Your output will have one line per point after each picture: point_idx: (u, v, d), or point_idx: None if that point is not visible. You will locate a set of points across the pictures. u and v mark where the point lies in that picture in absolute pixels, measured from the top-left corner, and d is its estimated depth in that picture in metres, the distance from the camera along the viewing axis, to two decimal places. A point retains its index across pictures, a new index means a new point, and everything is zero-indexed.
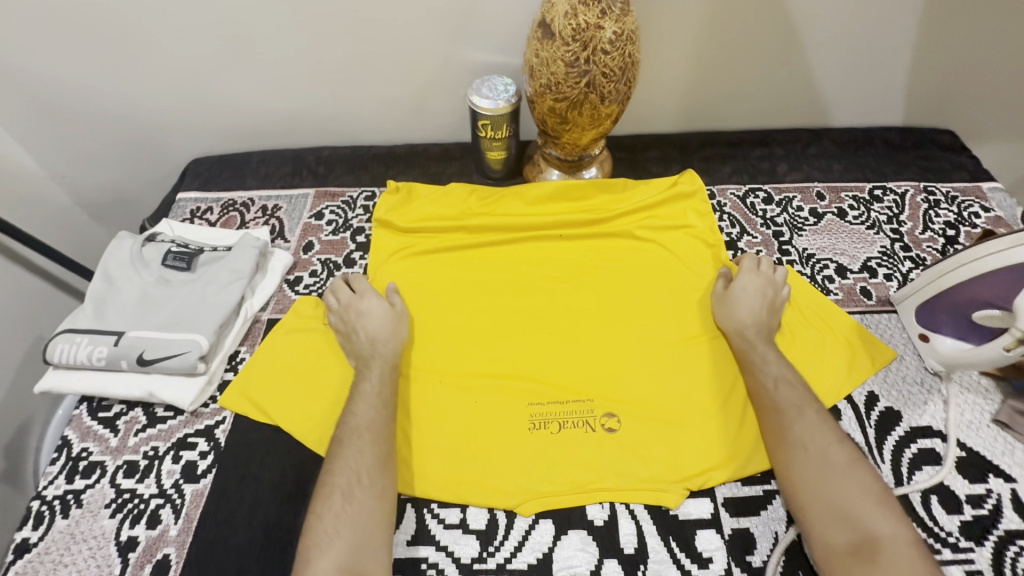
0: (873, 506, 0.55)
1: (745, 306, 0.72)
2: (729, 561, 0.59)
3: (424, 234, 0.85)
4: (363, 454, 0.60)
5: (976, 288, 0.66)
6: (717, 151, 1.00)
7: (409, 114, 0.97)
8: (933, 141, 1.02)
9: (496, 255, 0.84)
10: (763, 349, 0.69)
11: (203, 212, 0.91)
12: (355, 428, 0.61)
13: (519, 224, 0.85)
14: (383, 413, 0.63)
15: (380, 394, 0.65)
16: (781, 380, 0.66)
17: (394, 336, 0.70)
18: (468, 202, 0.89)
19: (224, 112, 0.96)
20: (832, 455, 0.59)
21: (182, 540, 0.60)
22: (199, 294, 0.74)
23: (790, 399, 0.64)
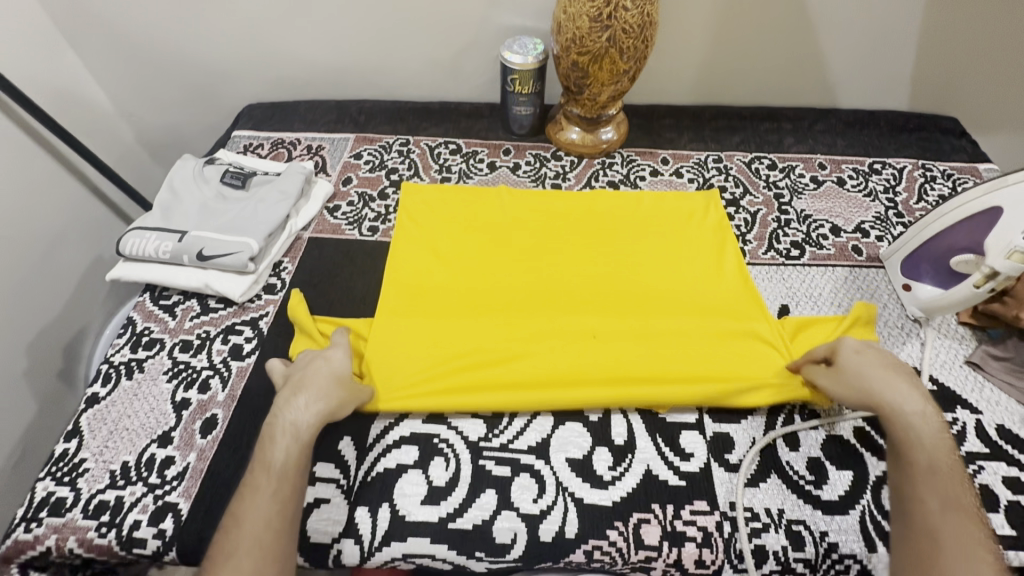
0: None
1: (886, 379, 0.61)
2: (709, 457, 0.65)
3: (450, 205, 0.91)
4: (240, 566, 0.51)
5: (955, 234, 0.71)
6: (728, 123, 1.07)
7: (445, 73, 1.06)
8: (936, 125, 1.08)
9: (523, 237, 0.87)
10: (935, 442, 0.57)
11: (255, 147, 1.01)
12: (238, 535, 0.53)
13: (556, 268, 0.83)
14: (274, 518, 0.54)
15: (275, 493, 0.55)
16: (941, 482, 0.55)
17: (323, 403, 0.61)
18: (495, 233, 0.87)
19: (279, 62, 1.07)
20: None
21: (228, 404, 0.68)
22: (251, 208, 0.83)
23: (956, 533, 0.52)
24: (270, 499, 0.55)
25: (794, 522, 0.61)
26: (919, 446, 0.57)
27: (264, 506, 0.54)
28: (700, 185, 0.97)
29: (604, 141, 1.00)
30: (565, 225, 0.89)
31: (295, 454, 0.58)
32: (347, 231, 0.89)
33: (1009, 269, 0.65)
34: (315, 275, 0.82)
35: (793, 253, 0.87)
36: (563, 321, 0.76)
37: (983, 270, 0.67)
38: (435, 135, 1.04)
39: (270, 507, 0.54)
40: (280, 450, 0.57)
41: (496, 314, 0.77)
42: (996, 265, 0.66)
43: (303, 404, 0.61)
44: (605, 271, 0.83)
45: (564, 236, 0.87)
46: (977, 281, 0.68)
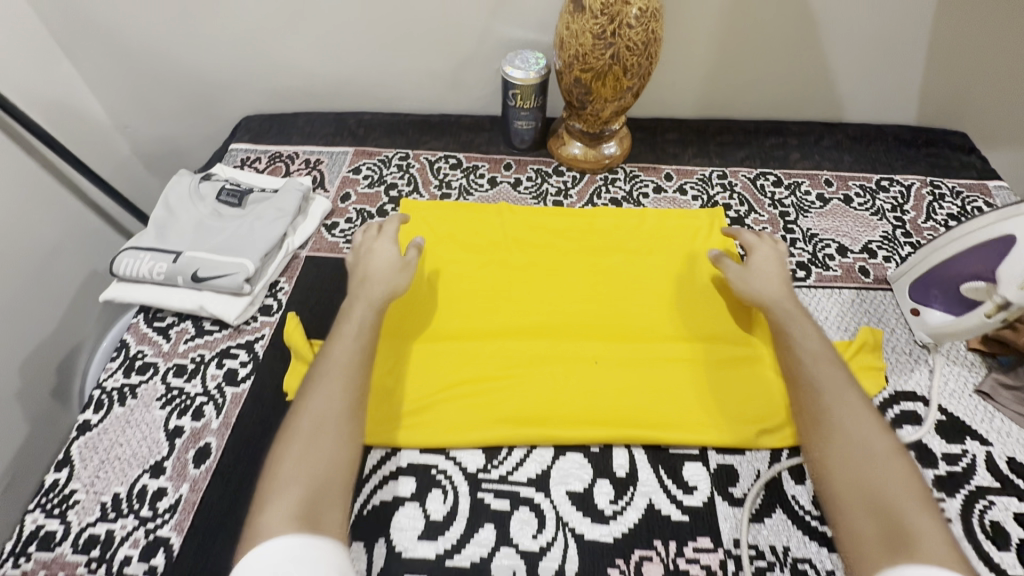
0: (913, 501, 0.50)
1: (765, 275, 0.74)
2: (713, 490, 0.64)
3: (449, 225, 0.89)
4: (331, 394, 0.59)
5: (967, 260, 0.69)
6: (733, 137, 1.05)
7: (445, 85, 1.05)
8: (944, 141, 1.06)
9: (521, 257, 0.85)
10: (802, 323, 0.67)
11: (252, 161, 0.99)
12: (327, 368, 0.61)
13: (552, 288, 0.81)
14: (360, 354, 0.63)
15: (358, 335, 0.65)
16: (819, 357, 0.63)
17: (388, 282, 0.72)
18: (493, 253, 0.86)
19: (277, 74, 1.05)
20: (868, 445, 0.55)
21: (222, 433, 0.67)
22: (248, 226, 0.81)
23: (829, 377, 0.61)
24: (333, 390, 0.59)
25: (800, 561, 0.59)
26: (796, 331, 0.67)
27: (328, 395, 0.59)
28: (704, 202, 0.95)
29: (607, 156, 0.98)
30: (560, 234, 0.89)
31: (365, 313, 0.67)
32: (345, 249, 0.87)
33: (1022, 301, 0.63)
34: (311, 296, 0.80)
35: (798, 275, 0.85)
36: (564, 346, 0.75)
37: (996, 300, 0.66)
38: (435, 149, 1.03)
39: (337, 393, 0.59)
40: (339, 345, 0.64)
41: (497, 338, 0.76)
42: (1009, 295, 0.64)
43: (367, 286, 0.71)
44: (603, 291, 0.81)
45: (560, 245, 0.87)
46: (988, 310, 0.67)
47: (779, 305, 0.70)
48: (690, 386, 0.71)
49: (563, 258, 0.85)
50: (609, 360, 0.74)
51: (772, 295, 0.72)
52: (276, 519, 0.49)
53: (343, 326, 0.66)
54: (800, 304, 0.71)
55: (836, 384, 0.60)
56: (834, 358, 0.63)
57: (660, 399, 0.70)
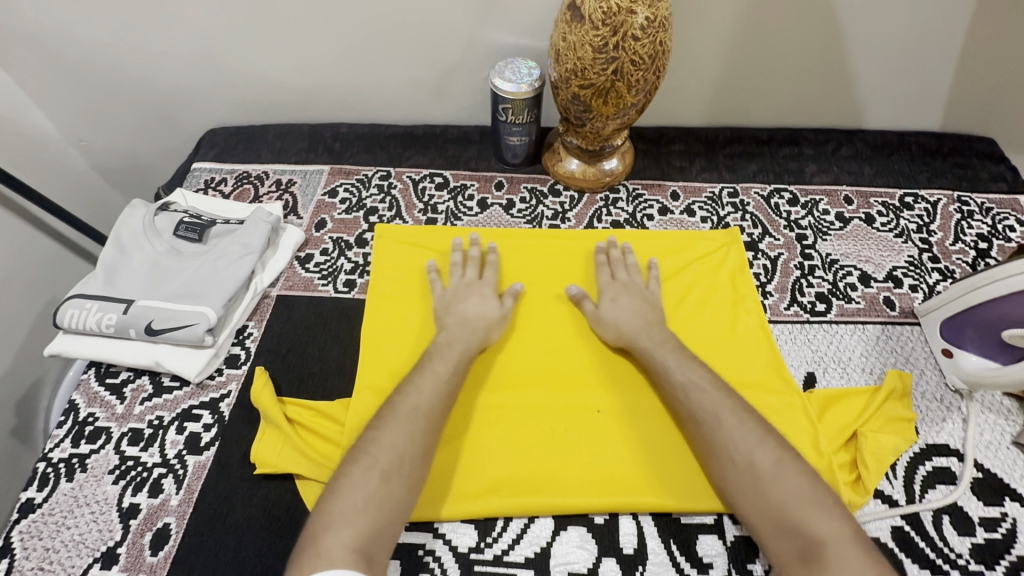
0: (809, 507, 0.53)
1: (620, 312, 0.71)
2: (729, 568, 0.58)
3: (506, 262, 0.81)
4: (412, 437, 0.58)
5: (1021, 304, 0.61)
6: (744, 148, 0.97)
7: (429, 95, 0.95)
8: (971, 149, 0.98)
9: (531, 288, 0.78)
10: (663, 349, 0.67)
11: (217, 183, 0.90)
12: (417, 411, 0.59)
13: (543, 321, 0.74)
14: (445, 401, 0.62)
15: (450, 381, 0.63)
16: (689, 384, 0.63)
17: (485, 330, 0.69)
18: (507, 285, 0.78)
19: (243, 83, 0.95)
20: (759, 465, 0.56)
21: (182, 511, 0.60)
22: (209, 266, 0.73)
23: (705, 406, 0.61)
24: (412, 429, 0.58)
25: None
26: (663, 357, 0.66)
27: (407, 433, 0.58)
28: (714, 224, 0.87)
29: (607, 174, 0.90)
30: (546, 261, 0.81)
31: (455, 365, 0.65)
32: (321, 286, 0.79)
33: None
34: (283, 344, 0.73)
35: (818, 308, 0.78)
36: (585, 397, 0.68)
37: None
38: (419, 166, 0.94)
39: (419, 436, 0.58)
40: (429, 384, 0.62)
41: (527, 389, 0.69)
42: None
43: (468, 330, 0.68)
44: (569, 327, 0.74)
45: (535, 277, 0.79)
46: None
47: (636, 331, 0.69)
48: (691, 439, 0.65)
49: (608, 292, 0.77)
50: (613, 410, 0.67)
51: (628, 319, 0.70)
52: (342, 541, 0.50)
53: (433, 368, 0.64)
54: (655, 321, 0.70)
55: (711, 412, 0.60)
56: (702, 376, 0.64)
57: (668, 458, 0.63)
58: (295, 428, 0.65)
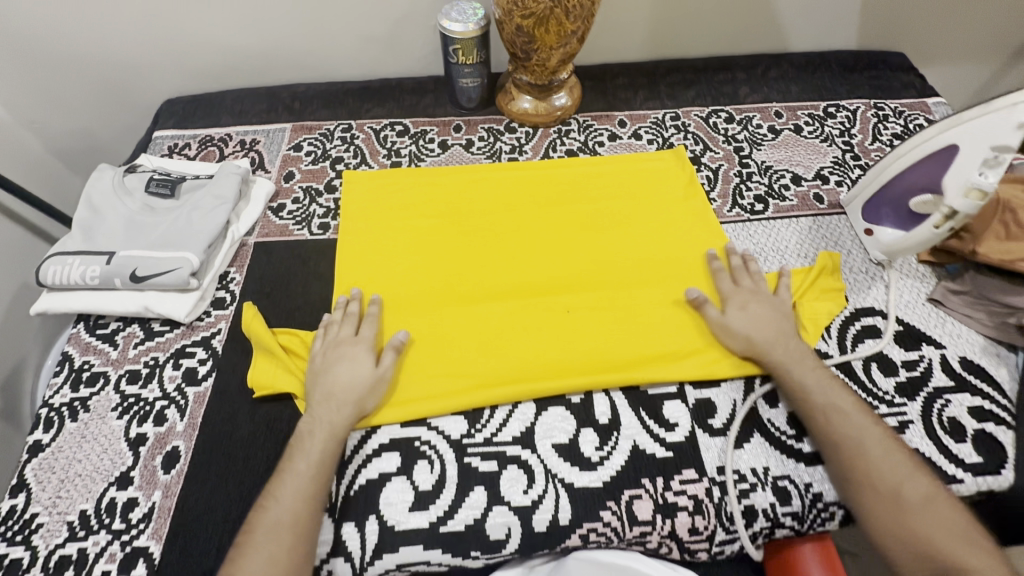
0: (955, 538, 0.54)
1: (747, 324, 0.69)
2: (693, 424, 0.65)
3: (427, 199, 0.86)
4: (267, 553, 0.53)
5: (918, 174, 0.70)
6: (683, 77, 1.04)
7: (383, 48, 0.99)
8: (884, 62, 1.08)
9: (485, 219, 0.83)
10: (801, 360, 0.66)
11: (181, 148, 0.92)
12: (275, 524, 0.54)
13: (506, 260, 0.79)
14: (311, 496, 0.57)
15: (315, 472, 0.58)
16: (830, 408, 0.62)
17: (357, 401, 0.63)
18: (465, 219, 0.83)
19: (197, 51, 0.97)
20: (906, 497, 0.56)
21: (189, 434, 0.64)
22: (185, 218, 0.76)
23: (850, 434, 0.60)
24: (275, 544, 0.53)
25: (780, 478, 0.62)
26: (798, 373, 0.65)
27: (269, 551, 0.53)
28: (660, 145, 0.95)
29: (558, 108, 0.96)
30: (517, 193, 0.87)
31: (326, 443, 0.60)
32: (296, 231, 0.82)
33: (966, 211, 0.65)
34: (266, 284, 0.76)
35: (757, 208, 0.86)
36: (524, 304, 0.74)
37: (943, 211, 0.67)
38: (379, 117, 0.97)
39: (279, 552, 0.53)
40: (288, 489, 0.56)
41: (476, 303, 0.75)
42: (955, 205, 0.65)
43: (334, 407, 0.62)
44: (589, 245, 0.81)
45: (537, 205, 0.85)
46: (936, 220, 0.68)
47: (773, 349, 0.67)
48: (671, 321, 0.73)
49: (473, 251, 0.80)
50: (579, 309, 0.74)
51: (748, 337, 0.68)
52: None
53: (292, 465, 0.58)
54: (788, 339, 0.68)
55: (859, 440, 0.59)
56: (845, 397, 0.63)
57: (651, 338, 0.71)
58: (288, 354, 0.69)
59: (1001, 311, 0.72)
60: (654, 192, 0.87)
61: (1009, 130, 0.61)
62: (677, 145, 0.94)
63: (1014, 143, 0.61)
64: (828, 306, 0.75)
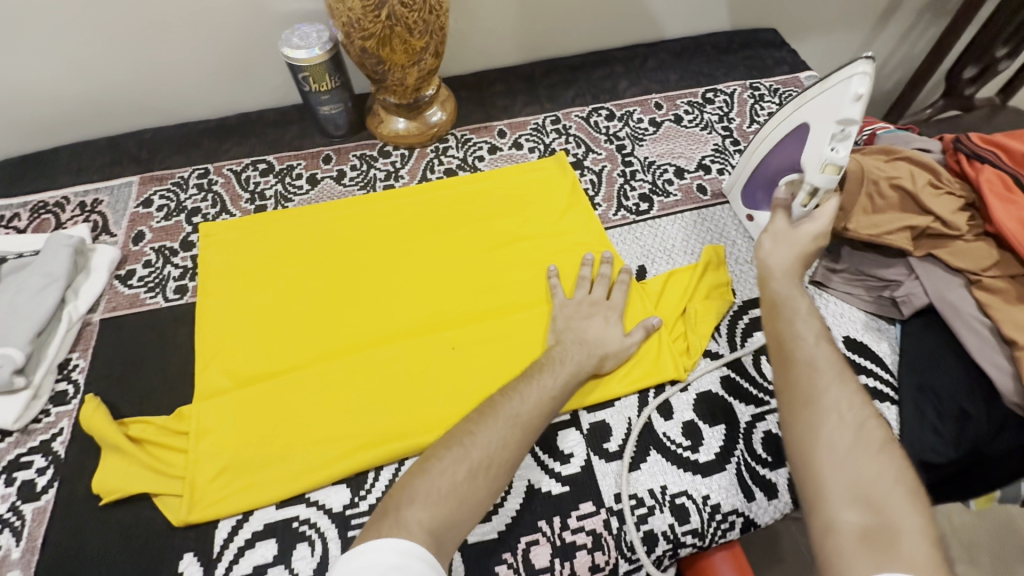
0: (902, 491, 0.44)
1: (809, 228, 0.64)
2: (588, 452, 0.63)
3: (302, 237, 0.80)
4: (505, 435, 0.54)
5: (789, 153, 0.70)
6: (561, 77, 1.01)
7: (232, 79, 0.90)
8: (757, 41, 1.08)
9: (369, 252, 0.78)
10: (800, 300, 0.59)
11: (8, 220, 0.81)
12: (509, 413, 0.55)
13: (395, 294, 0.74)
14: (544, 420, 0.57)
15: (552, 397, 0.59)
16: (820, 342, 0.55)
17: (599, 356, 0.65)
18: (350, 253, 0.78)
19: (13, 107, 0.85)
20: (868, 445, 0.47)
21: (27, 561, 0.56)
22: (6, 306, 0.67)
23: (832, 362, 0.53)
24: (507, 434, 0.54)
25: (677, 496, 0.60)
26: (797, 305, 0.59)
27: (501, 436, 0.54)
28: (542, 152, 0.91)
29: (433, 125, 0.91)
30: (403, 218, 0.82)
31: (564, 379, 0.61)
32: (149, 299, 0.75)
33: (831, 184, 0.64)
34: (116, 367, 0.68)
35: (642, 208, 0.85)
36: (412, 345, 0.70)
37: (806, 189, 0.66)
38: (239, 157, 0.90)
39: (501, 440, 0.53)
40: (534, 392, 0.58)
41: (359, 350, 0.70)
42: (813, 180, 0.65)
43: (585, 352, 0.64)
44: (477, 270, 0.77)
45: (424, 234, 0.80)
46: (803, 199, 0.66)
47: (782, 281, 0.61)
48: None
49: (352, 294, 0.74)
50: (466, 343, 0.70)
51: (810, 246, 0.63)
52: (417, 517, 0.47)
53: (541, 379, 0.60)
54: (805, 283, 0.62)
55: (838, 375, 0.52)
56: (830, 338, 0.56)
57: None
58: (142, 447, 0.62)
59: (878, 285, 0.73)
60: (539, 205, 0.84)
61: (848, 103, 0.61)
62: (557, 151, 0.91)
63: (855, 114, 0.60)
64: (717, 303, 0.74)
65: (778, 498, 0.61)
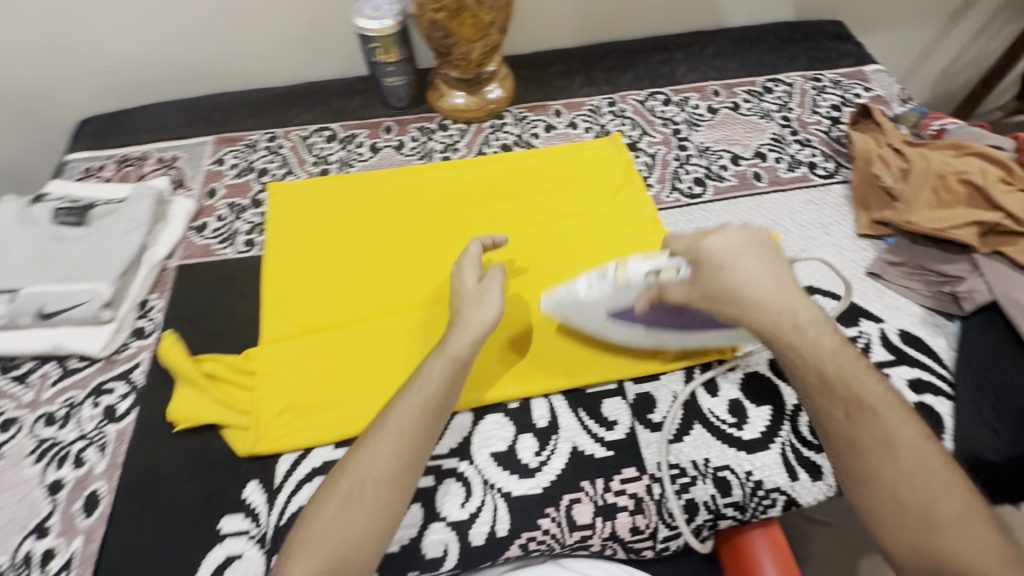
0: (976, 542, 0.46)
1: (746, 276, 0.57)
2: (633, 421, 0.64)
3: (362, 200, 0.83)
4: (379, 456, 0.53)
5: (692, 315, 0.63)
6: (619, 61, 1.02)
7: (303, 48, 0.94)
8: (822, 32, 1.06)
9: (423, 218, 0.81)
10: (810, 337, 0.56)
11: (96, 170, 0.87)
12: (377, 428, 0.55)
13: (447, 259, 0.77)
14: (424, 419, 0.56)
15: (425, 395, 0.57)
16: (851, 405, 0.53)
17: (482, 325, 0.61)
18: (406, 217, 0.81)
19: (105, 66, 0.91)
20: (935, 509, 0.48)
21: (111, 475, 0.61)
22: (96, 246, 0.72)
23: (869, 423, 0.52)
24: (388, 452, 0.53)
25: (721, 469, 0.61)
26: (823, 368, 0.55)
27: (378, 454, 0.53)
28: (597, 133, 0.92)
29: (491, 102, 0.93)
30: (459, 188, 0.84)
31: (446, 371, 0.58)
32: (220, 250, 0.79)
33: (647, 262, 0.60)
34: (189, 309, 0.73)
35: (695, 191, 0.85)
36: None
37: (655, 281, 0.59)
38: (306, 123, 0.94)
39: (382, 457, 0.53)
40: (408, 402, 0.56)
41: (412, 309, 0.72)
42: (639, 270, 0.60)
43: (464, 333, 0.61)
44: (527, 241, 0.79)
45: (472, 206, 0.82)
46: (670, 275, 0.59)
47: (776, 325, 0.56)
48: None
49: (405, 256, 0.77)
50: (516, 310, 0.72)
51: (760, 285, 0.57)
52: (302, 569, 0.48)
53: (414, 384, 0.58)
54: (812, 322, 0.57)
55: (885, 439, 0.51)
56: (866, 385, 0.54)
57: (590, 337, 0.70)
58: (212, 382, 0.66)
59: (938, 280, 0.72)
60: (592, 183, 0.85)
61: (572, 289, 0.63)
62: (612, 132, 0.92)
63: (579, 283, 0.62)
64: None
65: (822, 481, 0.61)
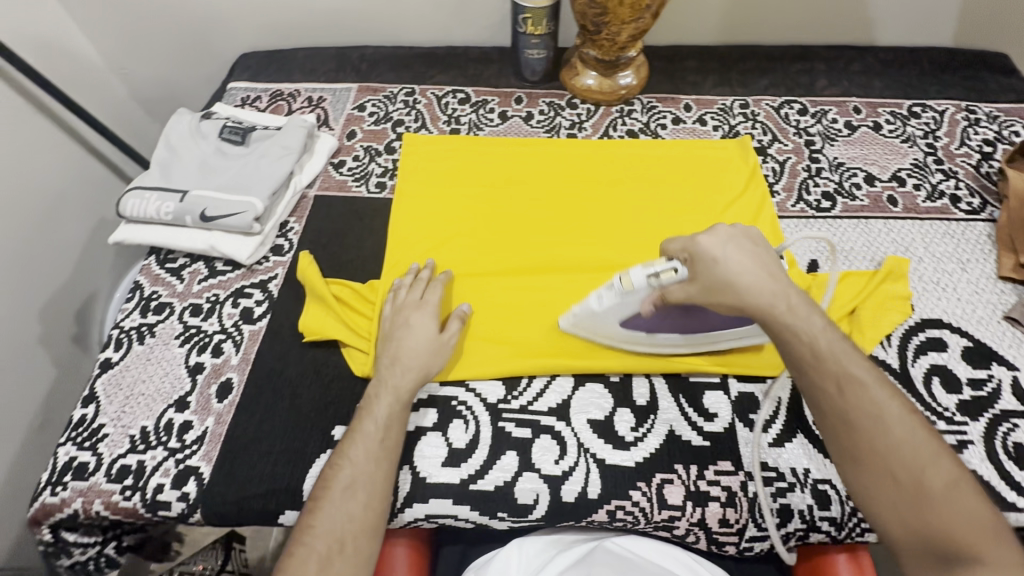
0: (976, 527, 0.44)
1: (739, 267, 0.54)
2: (733, 417, 0.64)
3: (486, 163, 0.86)
4: (351, 506, 0.53)
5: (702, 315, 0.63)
6: (757, 64, 1.00)
7: (452, 13, 0.99)
8: (983, 63, 1.00)
9: (541, 189, 0.83)
10: (807, 316, 0.52)
11: (253, 100, 0.95)
12: (330, 484, 0.54)
13: (561, 232, 0.79)
14: (384, 465, 0.56)
15: (383, 440, 0.57)
16: (844, 383, 0.50)
17: (422, 366, 0.62)
18: (524, 186, 0.84)
19: (273, 8, 1.00)
20: (927, 480, 0.46)
21: (242, 368, 0.67)
22: (253, 165, 0.79)
23: (866, 408, 0.49)
24: (355, 502, 0.53)
25: (821, 482, 0.60)
26: (824, 345, 0.51)
27: (347, 508, 0.53)
28: (726, 133, 0.91)
29: (622, 87, 0.94)
30: (580, 167, 0.86)
31: (394, 409, 0.59)
32: (354, 187, 0.85)
33: (648, 268, 0.58)
34: (322, 236, 0.79)
35: (824, 205, 0.82)
36: (574, 279, 0.74)
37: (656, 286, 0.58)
38: (443, 84, 0.98)
39: (354, 512, 0.53)
40: (360, 449, 0.56)
41: (524, 273, 0.75)
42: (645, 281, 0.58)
43: (400, 371, 0.61)
44: (642, 227, 0.79)
45: (590, 185, 0.84)
46: (670, 277, 0.57)
47: (770, 306, 0.53)
48: None
49: (520, 223, 0.80)
50: None
51: (752, 271, 0.54)
52: None
53: (361, 428, 0.57)
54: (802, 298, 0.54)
55: (876, 412, 0.49)
56: (859, 369, 0.51)
57: None
58: (338, 303, 0.72)
59: None
60: (717, 180, 0.84)
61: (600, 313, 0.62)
62: (743, 134, 0.91)
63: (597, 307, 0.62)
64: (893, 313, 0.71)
65: None
